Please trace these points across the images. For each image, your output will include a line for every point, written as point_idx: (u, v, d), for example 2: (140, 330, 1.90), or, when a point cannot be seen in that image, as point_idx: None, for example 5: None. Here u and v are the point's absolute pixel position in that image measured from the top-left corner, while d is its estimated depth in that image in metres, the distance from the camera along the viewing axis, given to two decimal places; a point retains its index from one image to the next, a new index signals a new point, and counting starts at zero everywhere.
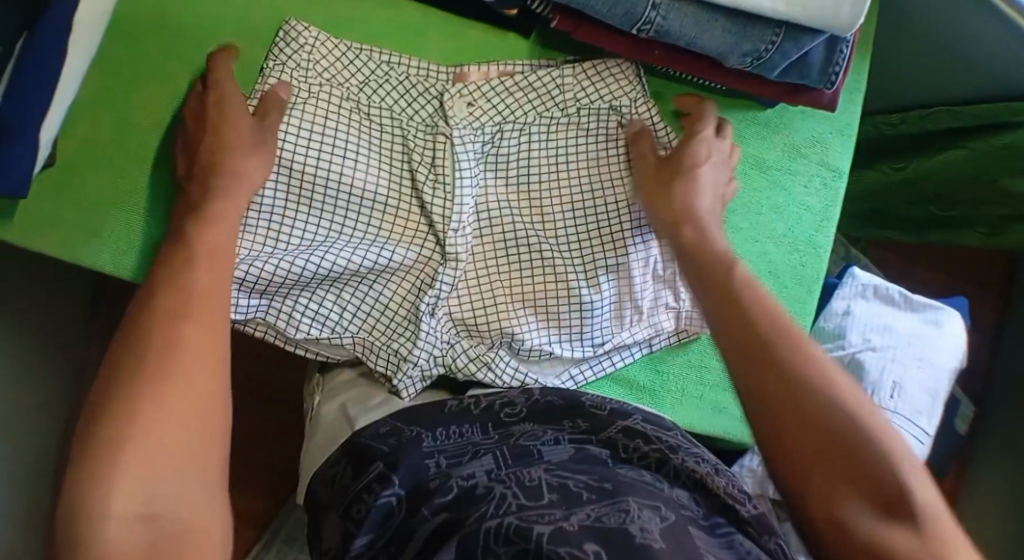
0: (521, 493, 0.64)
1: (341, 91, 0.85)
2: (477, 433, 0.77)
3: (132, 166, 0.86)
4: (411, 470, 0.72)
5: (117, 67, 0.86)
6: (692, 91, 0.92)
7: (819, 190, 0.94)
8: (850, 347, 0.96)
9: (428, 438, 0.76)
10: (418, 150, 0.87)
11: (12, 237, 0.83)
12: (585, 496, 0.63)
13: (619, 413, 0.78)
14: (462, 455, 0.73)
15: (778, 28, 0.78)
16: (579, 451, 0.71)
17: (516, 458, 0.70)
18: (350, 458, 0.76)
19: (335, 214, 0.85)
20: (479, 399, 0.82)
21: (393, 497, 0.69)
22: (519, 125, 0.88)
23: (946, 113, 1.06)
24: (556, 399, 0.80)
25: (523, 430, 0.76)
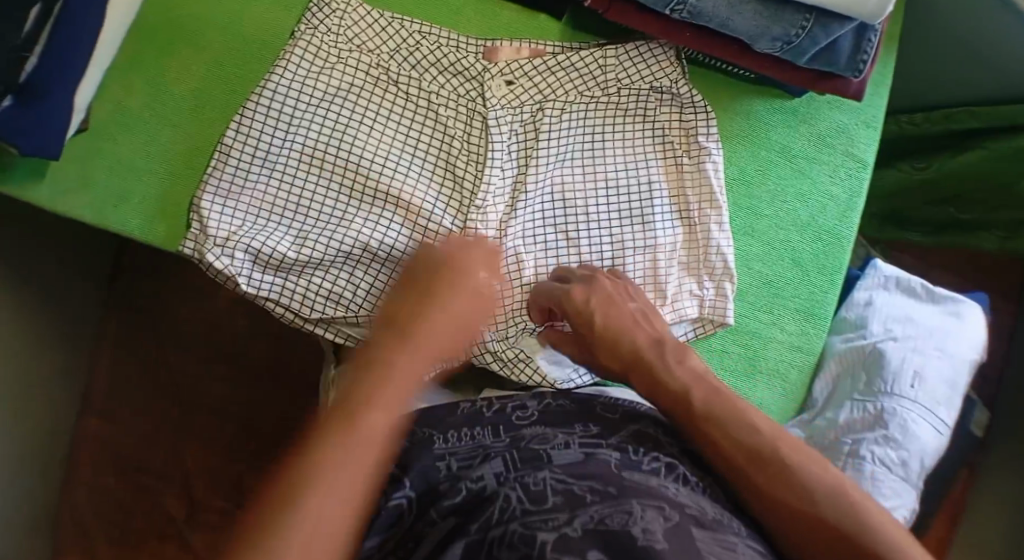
0: (526, 497, 0.66)
1: (373, 62, 0.87)
2: (488, 436, 0.79)
3: (162, 131, 0.87)
4: (421, 473, 0.75)
5: (152, 35, 0.88)
6: (722, 76, 0.92)
7: (844, 180, 0.94)
8: (870, 335, 0.94)
9: (439, 440, 0.79)
10: (449, 123, 0.88)
11: (42, 196, 0.85)
12: (588, 497, 0.65)
13: (631, 416, 0.79)
14: (473, 458, 0.76)
15: (808, 14, 0.79)
16: (588, 455, 0.72)
17: (523, 461, 0.73)
18: None
19: (358, 183, 0.85)
20: (491, 401, 0.83)
21: (404, 499, 0.72)
22: (560, 105, 0.89)
23: (966, 112, 1.08)
24: (567, 404, 0.82)
25: (533, 433, 0.78)
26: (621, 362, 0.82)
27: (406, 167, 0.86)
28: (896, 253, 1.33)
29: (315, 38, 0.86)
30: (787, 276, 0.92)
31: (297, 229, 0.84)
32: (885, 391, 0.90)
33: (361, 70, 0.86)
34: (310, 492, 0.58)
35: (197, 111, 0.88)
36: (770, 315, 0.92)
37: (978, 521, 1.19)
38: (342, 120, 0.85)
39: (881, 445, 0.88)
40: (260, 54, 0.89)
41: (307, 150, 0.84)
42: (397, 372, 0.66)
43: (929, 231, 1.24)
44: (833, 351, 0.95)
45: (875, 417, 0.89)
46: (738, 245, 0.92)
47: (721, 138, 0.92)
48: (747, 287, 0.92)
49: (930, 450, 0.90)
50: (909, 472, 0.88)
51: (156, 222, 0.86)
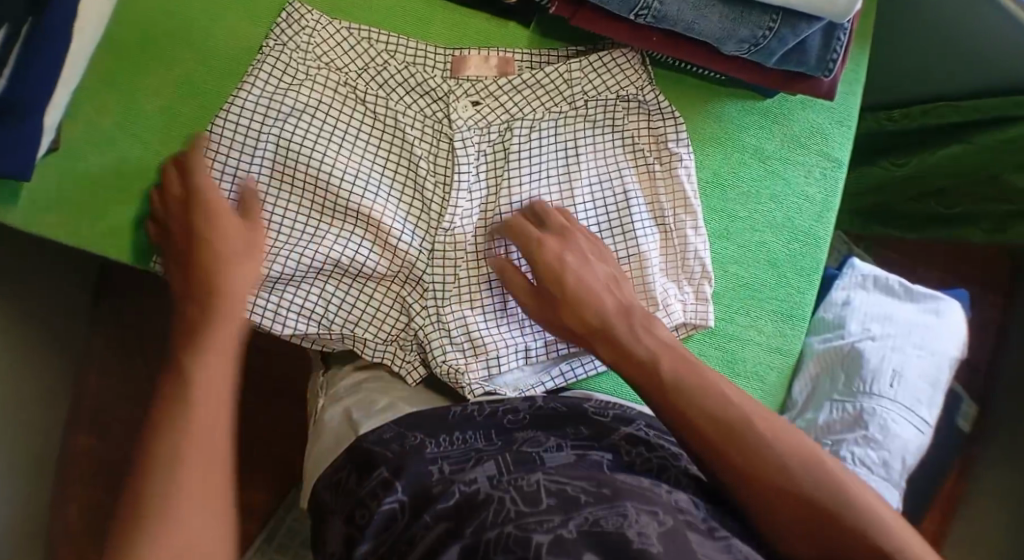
0: (519, 499, 0.66)
1: (341, 79, 0.86)
2: (480, 439, 0.79)
3: (136, 148, 0.87)
4: (414, 476, 0.73)
5: (120, 53, 0.87)
6: (692, 80, 0.92)
7: (819, 180, 0.94)
8: (850, 335, 0.94)
9: (431, 444, 0.77)
10: (421, 139, 0.88)
11: (15, 220, 0.84)
12: (583, 499, 0.65)
13: (621, 419, 0.80)
14: (465, 461, 0.74)
15: (774, 15, 0.78)
16: (581, 457, 0.73)
17: (517, 465, 0.72)
18: (355, 464, 0.77)
19: (330, 202, 0.84)
20: (482, 405, 0.83)
21: (395, 504, 0.71)
22: (528, 122, 0.88)
23: (948, 107, 1.09)
24: (559, 407, 0.82)
25: (526, 436, 0.78)
26: (584, 325, 0.82)
27: (375, 185, 0.86)
28: (879, 250, 1.34)
29: (280, 55, 0.84)
30: (763, 279, 0.92)
31: (269, 247, 0.84)
32: (865, 391, 0.90)
33: (330, 88, 0.86)
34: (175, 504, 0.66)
35: (170, 128, 0.87)
36: (748, 316, 0.91)
37: (971, 513, 1.19)
38: (312, 138, 0.84)
39: (861, 446, 0.89)
40: (232, 68, 0.88)
41: (277, 169, 0.84)
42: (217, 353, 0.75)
43: (909, 227, 1.24)
44: (812, 351, 0.95)
45: (854, 418, 0.89)
46: (717, 249, 0.92)
47: (693, 142, 0.92)
48: (727, 289, 0.91)
49: (912, 448, 0.91)
50: (890, 472, 0.89)
51: None
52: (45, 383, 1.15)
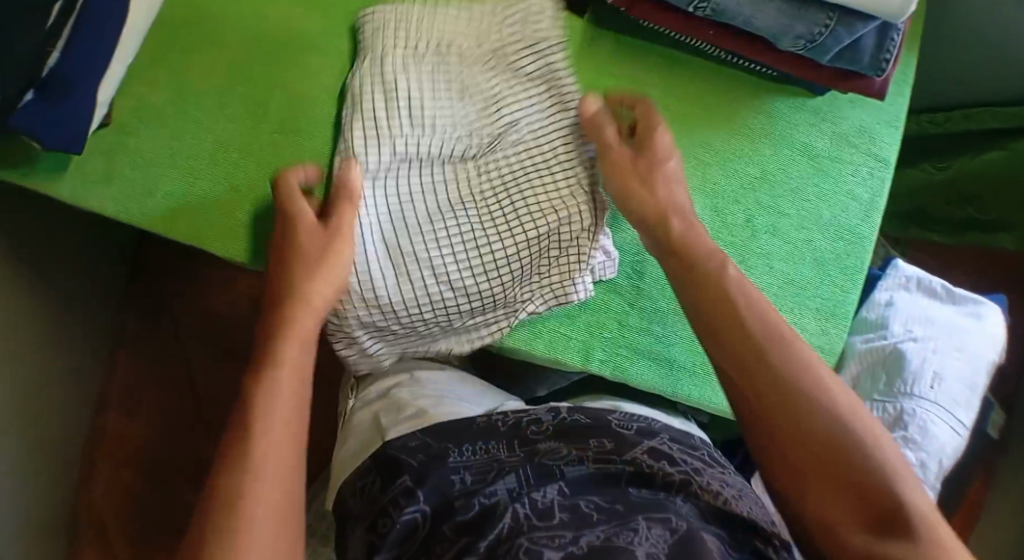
0: (533, 514, 0.69)
1: (427, 59, 0.87)
2: (502, 450, 0.80)
3: (185, 127, 0.87)
4: (436, 484, 0.75)
5: (173, 31, 0.88)
6: (738, 72, 0.92)
7: (866, 180, 0.93)
8: (890, 336, 0.93)
9: (454, 452, 0.79)
10: (505, 107, 0.87)
11: (65, 193, 0.85)
12: (595, 516, 0.69)
13: (644, 433, 0.81)
14: (488, 472, 0.76)
15: (831, 12, 0.77)
16: (599, 471, 0.76)
17: (537, 478, 0.74)
18: (379, 469, 0.79)
19: (507, 175, 0.86)
20: (507, 415, 0.84)
21: (417, 513, 0.73)
22: (512, 91, 0.87)
23: (987, 112, 1.11)
24: (582, 419, 0.83)
25: (548, 448, 0.79)
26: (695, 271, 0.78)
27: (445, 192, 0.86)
28: (916, 254, 1.33)
29: (384, 54, 0.86)
30: (808, 276, 0.91)
31: (464, 211, 0.86)
32: (905, 391, 0.90)
33: (405, 76, 0.86)
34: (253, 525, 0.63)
35: (220, 105, 0.87)
36: (791, 313, 0.90)
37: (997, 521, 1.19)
38: (456, 120, 0.87)
39: (900, 446, 0.89)
40: (282, 49, 0.88)
41: (397, 146, 0.85)
42: (287, 395, 0.71)
43: (947, 229, 1.24)
44: (853, 352, 0.94)
45: (894, 418, 0.90)
46: (764, 245, 0.91)
47: (746, 138, 0.91)
48: (768, 286, 0.91)
49: (950, 451, 0.91)
50: (927, 473, 0.89)
51: (180, 221, 0.85)
52: (79, 355, 1.16)
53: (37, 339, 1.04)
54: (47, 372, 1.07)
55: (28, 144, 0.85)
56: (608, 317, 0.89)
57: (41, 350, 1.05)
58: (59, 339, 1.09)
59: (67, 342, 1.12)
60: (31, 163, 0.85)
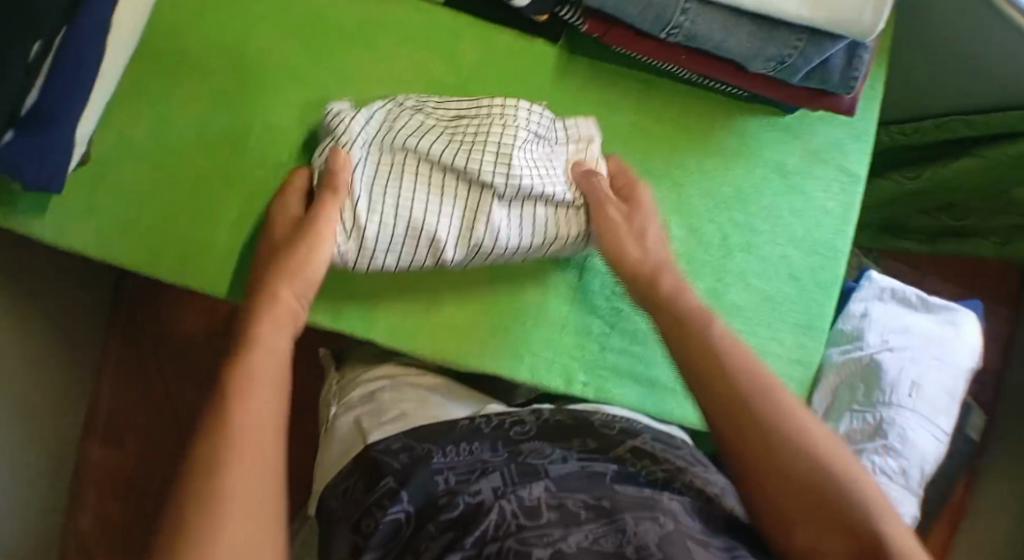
0: (520, 512, 0.70)
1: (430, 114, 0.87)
2: (486, 450, 0.81)
3: (168, 161, 0.87)
4: (421, 485, 0.76)
5: (153, 66, 0.88)
6: (712, 95, 0.94)
7: (838, 194, 0.95)
8: (867, 347, 0.95)
9: (438, 453, 0.80)
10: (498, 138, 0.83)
11: (46, 229, 0.85)
12: (582, 514, 0.71)
13: (628, 431, 0.84)
14: (471, 472, 0.77)
15: (801, 34, 0.79)
16: (583, 468, 0.78)
17: (522, 476, 0.76)
18: (360, 471, 0.80)
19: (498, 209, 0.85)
20: (491, 417, 0.85)
21: (402, 513, 0.74)
22: None
23: (959, 121, 1.12)
24: (565, 418, 0.85)
25: (532, 448, 0.81)
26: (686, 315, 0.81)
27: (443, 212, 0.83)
28: (891, 262, 1.36)
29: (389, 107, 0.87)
30: (784, 291, 0.93)
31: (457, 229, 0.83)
32: (884, 401, 0.92)
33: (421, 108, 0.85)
34: (224, 471, 0.62)
35: (203, 138, 0.88)
36: (770, 328, 0.92)
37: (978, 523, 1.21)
38: None
39: (881, 454, 0.91)
40: (262, 82, 0.89)
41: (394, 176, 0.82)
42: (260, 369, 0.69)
43: (923, 239, 1.30)
44: (830, 364, 0.95)
45: (874, 427, 0.91)
46: (740, 262, 0.92)
47: (719, 157, 0.93)
48: (745, 303, 0.92)
49: (930, 458, 0.93)
50: (908, 480, 0.91)
51: (164, 255, 0.86)
52: (63, 389, 1.16)
53: (20, 374, 1.03)
54: (30, 410, 1.06)
55: (5, 182, 0.84)
56: (586, 335, 0.91)
57: (26, 385, 1.05)
58: (42, 373, 1.09)
59: (50, 376, 1.11)
60: (9, 201, 0.85)
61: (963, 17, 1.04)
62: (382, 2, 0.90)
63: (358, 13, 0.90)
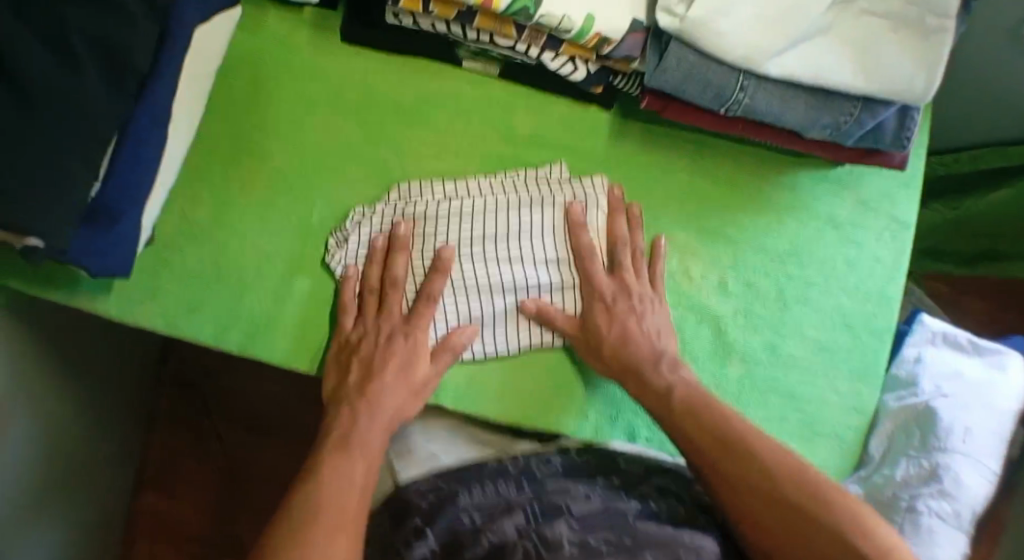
0: (544, 550, 0.72)
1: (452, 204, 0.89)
2: (512, 488, 0.83)
3: (231, 241, 0.89)
4: (447, 525, 0.79)
5: (213, 146, 0.90)
6: (763, 152, 0.95)
7: (889, 242, 0.96)
8: (922, 394, 0.96)
9: (464, 493, 0.82)
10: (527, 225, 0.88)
11: (111, 311, 0.87)
12: (605, 550, 0.72)
13: (653, 470, 0.87)
14: (497, 509, 0.80)
15: (856, 100, 0.80)
16: (608, 506, 0.79)
17: (545, 515, 0.78)
18: (392, 512, 0.82)
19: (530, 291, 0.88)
20: (517, 458, 0.86)
21: (428, 550, 0.77)
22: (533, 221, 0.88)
23: (997, 154, 1.15)
24: (589, 458, 0.87)
25: (556, 486, 0.83)
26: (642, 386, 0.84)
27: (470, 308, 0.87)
28: (931, 285, 1.37)
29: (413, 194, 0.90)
30: (839, 341, 0.95)
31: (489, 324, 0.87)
32: (939, 446, 0.92)
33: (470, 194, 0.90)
34: None
35: (264, 217, 0.90)
36: (825, 379, 0.94)
37: None
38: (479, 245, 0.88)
39: (936, 498, 0.90)
40: (321, 160, 0.91)
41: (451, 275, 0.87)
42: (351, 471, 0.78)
43: (960, 262, 1.29)
44: (887, 409, 0.96)
45: (929, 473, 0.91)
46: (795, 315, 0.94)
47: (771, 213, 0.95)
48: (802, 355, 0.94)
49: (981, 500, 0.93)
50: (960, 521, 0.90)
51: (231, 334, 0.88)
52: (115, 446, 1.18)
53: (75, 435, 1.06)
54: (82, 470, 1.08)
55: (71, 269, 0.87)
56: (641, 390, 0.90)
57: (78, 446, 1.07)
58: (94, 432, 1.11)
59: (103, 434, 1.14)
60: (74, 288, 0.87)
61: (1004, 58, 1.05)
62: (435, 77, 0.92)
63: (414, 89, 0.92)
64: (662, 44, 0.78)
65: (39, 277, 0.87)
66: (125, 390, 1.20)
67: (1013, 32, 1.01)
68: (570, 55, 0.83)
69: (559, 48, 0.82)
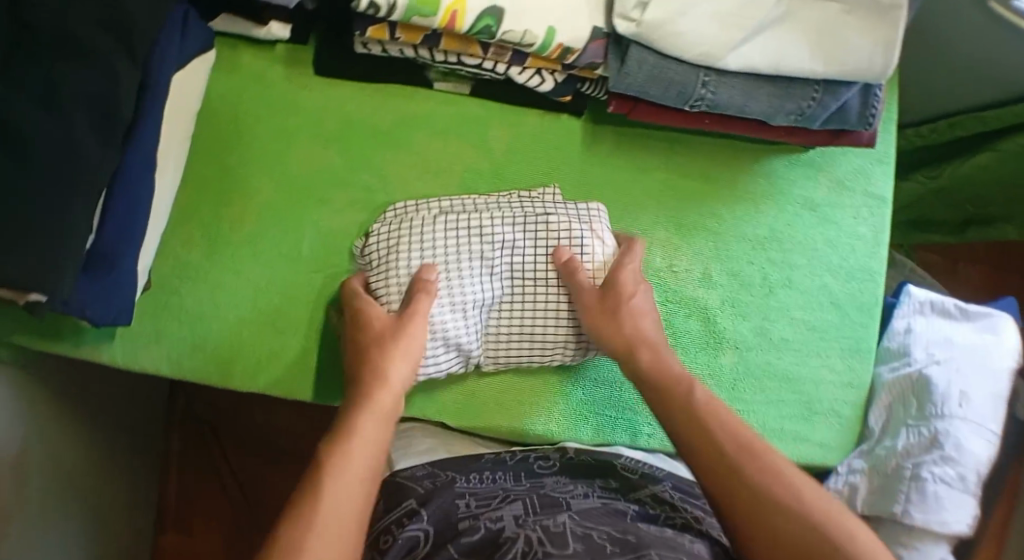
0: (546, 539, 0.70)
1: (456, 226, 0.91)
2: (508, 480, 0.85)
3: (227, 279, 0.91)
4: (441, 510, 0.79)
5: (201, 187, 0.92)
6: (738, 143, 0.97)
7: (868, 219, 0.98)
8: (914, 363, 0.98)
9: (460, 480, 0.84)
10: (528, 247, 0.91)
11: (117, 357, 0.90)
12: (608, 546, 0.70)
13: (649, 478, 0.86)
14: (491, 498, 0.80)
15: (816, 84, 0.82)
16: (606, 503, 0.79)
17: (543, 507, 0.77)
18: (386, 493, 0.84)
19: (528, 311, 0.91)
20: (514, 453, 0.90)
21: (420, 531, 0.76)
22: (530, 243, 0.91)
23: (973, 118, 1.14)
24: (588, 459, 0.89)
25: (556, 482, 0.84)
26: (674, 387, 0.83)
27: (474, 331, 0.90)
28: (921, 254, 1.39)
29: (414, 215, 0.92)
30: (827, 320, 0.97)
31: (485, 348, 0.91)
32: (936, 413, 0.93)
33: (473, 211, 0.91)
34: None
35: (256, 253, 0.92)
36: (816, 358, 0.97)
37: None
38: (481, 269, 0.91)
39: (939, 465, 0.90)
40: (307, 191, 0.93)
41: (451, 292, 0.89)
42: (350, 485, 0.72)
43: (950, 231, 1.31)
44: (882, 383, 1.00)
45: (931, 440, 0.92)
46: (782, 299, 0.97)
47: (749, 202, 0.96)
48: (792, 337, 0.97)
49: (985, 462, 0.92)
50: (966, 486, 0.90)
51: (236, 372, 0.91)
52: (133, 490, 1.20)
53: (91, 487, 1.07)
54: (102, 519, 1.10)
55: (73, 320, 0.89)
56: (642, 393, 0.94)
57: (96, 497, 1.08)
58: (110, 481, 1.12)
59: (119, 481, 1.15)
60: (78, 338, 0.89)
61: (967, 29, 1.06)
62: (412, 99, 0.94)
63: (390, 112, 0.94)
64: (622, 50, 0.80)
65: (43, 330, 0.89)
66: (137, 435, 1.22)
67: (974, 4, 1.03)
68: (536, 68, 0.85)
69: (525, 62, 0.85)
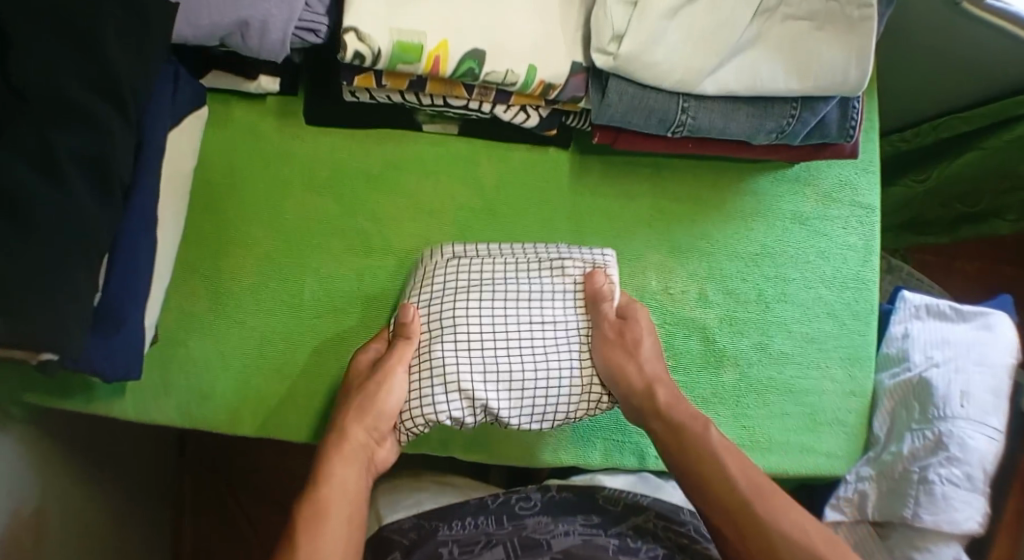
0: None
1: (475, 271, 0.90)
2: (491, 523, 0.87)
3: (231, 328, 0.93)
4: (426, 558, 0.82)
5: (201, 240, 0.94)
6: (725, 163, 0.99)
7: (857, 228, 1.00)
8: (914, 366, 0.99)
9: (444, 528, 0.86)
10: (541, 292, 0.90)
11: (127, 411, 0.91)
12: None
13: (632, 508, 0.90)
14: (474, 543, 0.83)
15: (794, 102, 0.85)
16: (586, 540, 0.83)
17: (524, 549, 0.81)
18: (374, 546, 0.87)
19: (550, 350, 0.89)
20: (496, 495, 0.92)
21: None
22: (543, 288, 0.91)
23: (955, 120, 1.15)
24: (569, 494, 0.91)
25: (537, 521, 0.87)
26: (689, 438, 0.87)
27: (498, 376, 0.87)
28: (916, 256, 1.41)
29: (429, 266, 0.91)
30: (824, 331, 0.98)
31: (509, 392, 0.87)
32: (939, 415, 0.93)
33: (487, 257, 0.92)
34: None
35: (258, 301, 0.94)
36: (816, 370, 0.98)
37: None
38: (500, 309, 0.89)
39: (946, 466, 0.91)
40: (304, 238, 0.95)
41: (467, 338, 0.88)
42: None
43: (943, 231, 1.32)
44: (883, 388, 1.00)
45: (934, 442, 0.92)
46: (779, 313, 0.98)
47: (738, 220, 0.98)
48: (791, 350, 0.98)
49: (991, 458, 0.93)
50: (975, 484, 0.91)
51: (245, 420, 0.92)
52: (150, 542, 1.21)
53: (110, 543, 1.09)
54: None
55: (83, 377, 0.91)
56: None
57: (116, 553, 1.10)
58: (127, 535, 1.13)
59: (136, 534, 1.17)
60: (88, 395, 0.91)
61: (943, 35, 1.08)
62: (402, 140, 0.96)
63: (381, 156, 0.96)
64: (602, 82, 0.82)
65: (54, 389, 0.91)
66: (151, 488, 1.23)
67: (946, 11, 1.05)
68: (521, 105, 0.88)
69: (509, 100, 0.86)
